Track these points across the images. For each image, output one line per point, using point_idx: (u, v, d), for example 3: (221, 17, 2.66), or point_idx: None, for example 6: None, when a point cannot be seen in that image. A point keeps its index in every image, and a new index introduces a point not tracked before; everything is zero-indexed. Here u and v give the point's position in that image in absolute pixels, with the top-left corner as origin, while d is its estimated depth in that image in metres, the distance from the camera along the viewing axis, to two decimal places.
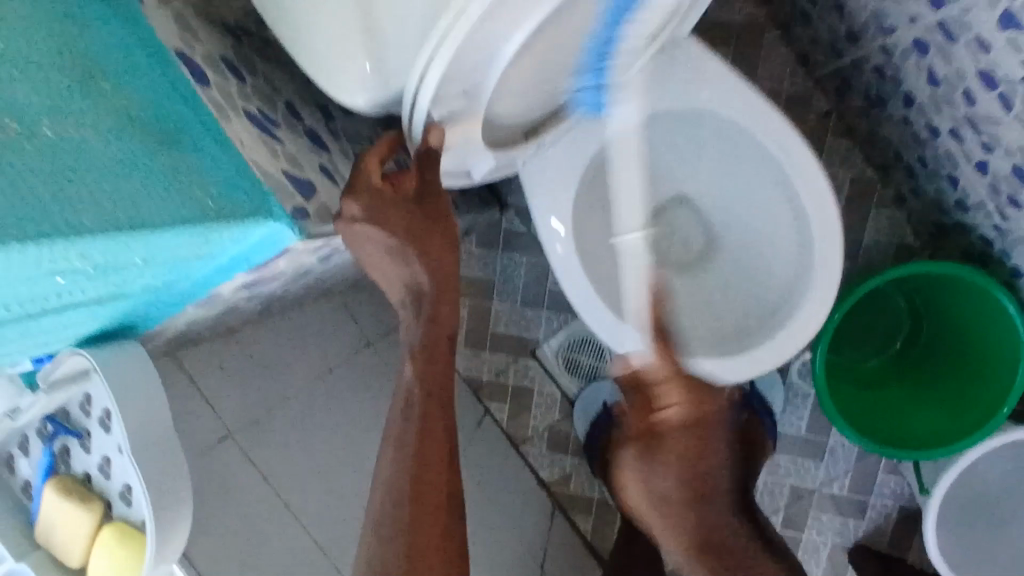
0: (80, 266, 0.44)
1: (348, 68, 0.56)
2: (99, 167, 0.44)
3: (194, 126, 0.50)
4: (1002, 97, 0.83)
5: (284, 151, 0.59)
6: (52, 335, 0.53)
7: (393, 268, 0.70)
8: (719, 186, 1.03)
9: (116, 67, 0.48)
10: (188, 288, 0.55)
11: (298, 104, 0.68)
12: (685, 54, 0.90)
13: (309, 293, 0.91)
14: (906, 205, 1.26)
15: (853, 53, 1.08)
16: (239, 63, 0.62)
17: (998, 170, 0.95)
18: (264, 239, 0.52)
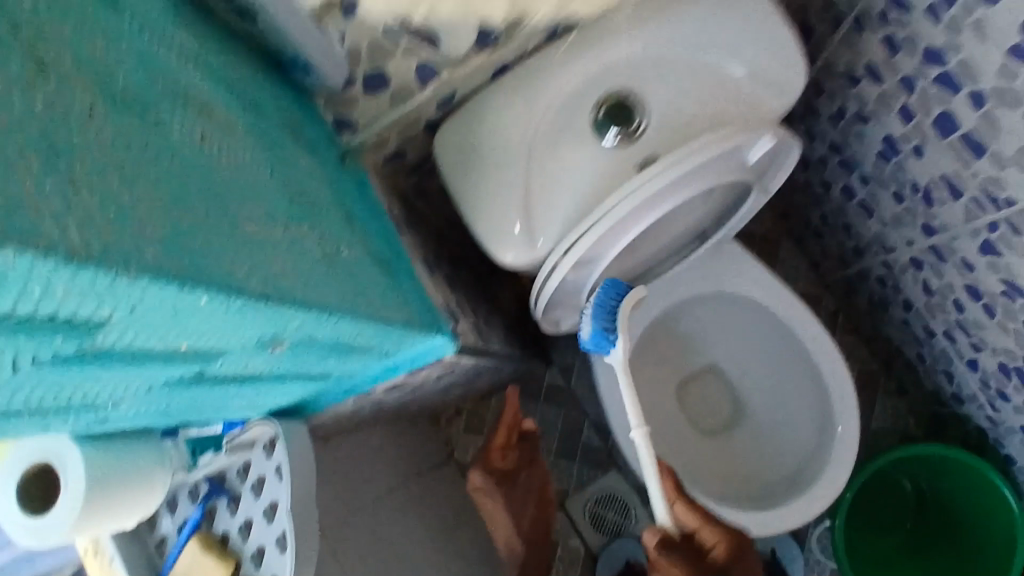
0: (349, 343, 0.54)
1: (502, 226, 0.74)
2: (366, 275, 0.58)
3: (396, 262, 0.68)
4: (986, 306, 1.03)
5: (440, 287, 0.79)
6: (255, 404, 0.61)
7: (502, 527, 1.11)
8: (745, 363, 1.22)
9: (357, 213, 0.66)
10: (357, 383, 0.70)
11: (438, 257, 0.90)
12: (727, 254, 1.11)
13: (396, 412, 1.05)
14: (907, 397, 1.42)
15: (857, 265, 1.31)
16: (409, 224, 0.84)
17: (988, 366, 1.11)
18: (430, 346, 0.68)
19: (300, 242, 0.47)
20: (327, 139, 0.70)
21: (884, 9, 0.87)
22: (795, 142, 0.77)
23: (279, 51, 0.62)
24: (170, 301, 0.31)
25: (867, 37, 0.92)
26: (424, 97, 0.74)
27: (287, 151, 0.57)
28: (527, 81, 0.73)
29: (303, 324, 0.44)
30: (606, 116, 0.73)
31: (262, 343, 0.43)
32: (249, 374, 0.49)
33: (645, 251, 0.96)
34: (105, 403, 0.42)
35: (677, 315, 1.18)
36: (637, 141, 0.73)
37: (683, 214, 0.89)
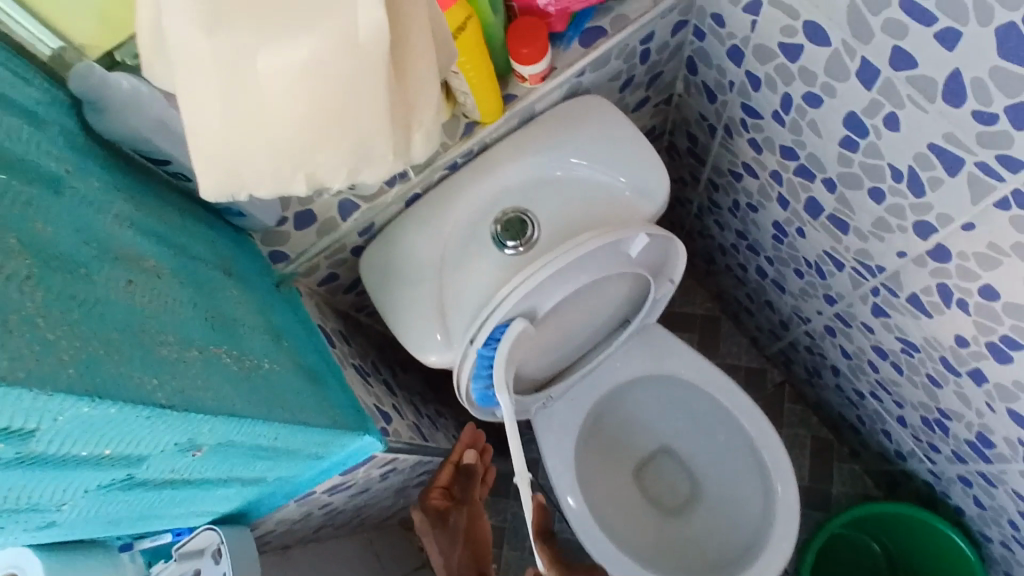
0: (270, 445, 0.62)
1: (423, 333, 0.84)
2: (288, 384, 0.67)
3: (324, 373, 0.77)
4: (894, 363, 1.08)
5: (373, 392, 0.87)
6: (197, 509, 0.68)
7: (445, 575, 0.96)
8: (692, 439, 1.28)
9: (285, 333, 0.76)
10: (295, 485, 0.77)
11: (378, 364, 0.99)
12: (651, 337, 1.19)
13: (354, 516, 1.10)
14: (861, 460, 1.46)
15: (787, 336, 1.40)
16: (346, 336, 0.93)
17: (912, 422, 1.16)
18: (359, 445, 0.76)
19: (214, 360, 0.56)
20: (262, 270, 0.81)
21: (743, 116, 0.99)
22: (671, 233, 0.88)
23: (216, 206, 0.75)
24: (87, 410, 0.40)
25: (737, 140, 1.05)
26: (346, 227, 0.85)
27: (214, 287, 0.67)
28: (433, 207, 0.86)
29: (216, 428, 0.52)
30: (505, 229, 0.84)
31: (183, 446, 0.52)
32: (179, 477, 0.57)
33: (568, 341, 1.05)
34: (49, 509, 0.49)
35: (618, 399, 1.25)
36: (533, 247, 0.84)
37: (595, 304, 0.99)
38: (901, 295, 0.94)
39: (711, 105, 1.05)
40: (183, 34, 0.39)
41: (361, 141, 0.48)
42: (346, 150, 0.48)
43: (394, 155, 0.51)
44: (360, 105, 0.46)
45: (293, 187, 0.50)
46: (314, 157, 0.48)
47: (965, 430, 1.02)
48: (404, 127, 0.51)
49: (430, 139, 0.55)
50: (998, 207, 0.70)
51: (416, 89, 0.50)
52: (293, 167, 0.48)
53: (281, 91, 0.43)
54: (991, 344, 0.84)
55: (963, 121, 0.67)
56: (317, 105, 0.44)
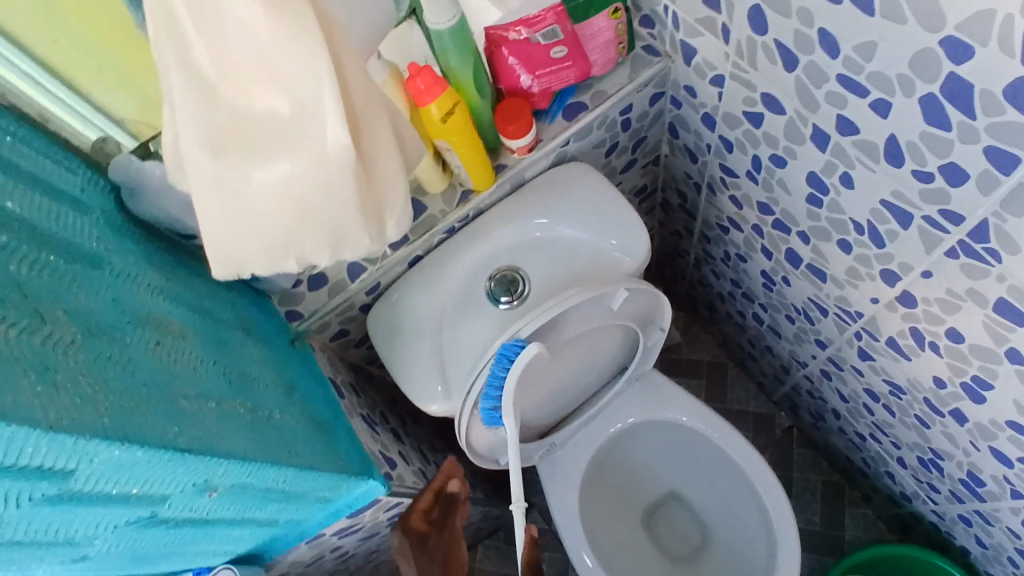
0: (278, 487, 0.69)
1: (424, 384, 0.91)
2: (297, 431, 0.74)
3: (333, 421, 0.84)
4: (886, 406, 1.12)
5: (379, 439, 0.93)
6: (215, 548, 0.75)
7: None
8: (696, 483, 1.31)
9: (299, 385, 0.84)
10: (306, 527, 0.83)
11: (387, 413, 1.05)
12: (649, 384, 1.24)
13: (367, 561, 1.15)
14: (872, 504, 1.46)
15: (789, 380, 1.43)
16: (356, 387, 1.01)
17: (912, 464, 1.18)
18: (364, 488, 0.82)
19: (229, 410, 0.64)
20: (278, 328, 0.90)
21: (722, 175, 1.07)
22: (654, 285, 0.95)
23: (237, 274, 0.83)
24: (115, 454, 0.48)
25: (720, 197, 1.13)
26: (353, 288, 0.93)
27: (234, 344, 0.76)
28: (432, 267, 0.94)
29: (229, 470, 0.60)
30: (498, 285, 0.93)
31: (199, 486, 0.59)
32: (197, 516, 0.64)
33: (566, 390, 1.10)
34: (83, 546, 0.57)
35: (621, 444, 1.30)
36: (525, 301, 0.93)
37: (589, 354, 1.05)
38: (879, 339, 0.99)
39: (694, 165, 1.14)
40: (196, 157, 0.55)
41: (337, 226, 0.61)
42: (327, 231, 0.61)
43: (371, 237, 0.64)
44: (331, 202, 0.59)
45: (286, 266, 0.63)
46: (300, 240, 0.61)
47: (958, 470, 1.05)
48: (378, 215, 0.64)
49: (405, 223, 0.67)
50: (948, 256, 0.76)
51: (386, 185, 0.64)
52: (284, 249, 0.61)
53: (267, 193, 0.58)
54: (964, 384, 0.88)
55: (906, 179, 0.75)
56: (296, 201, 0.59)
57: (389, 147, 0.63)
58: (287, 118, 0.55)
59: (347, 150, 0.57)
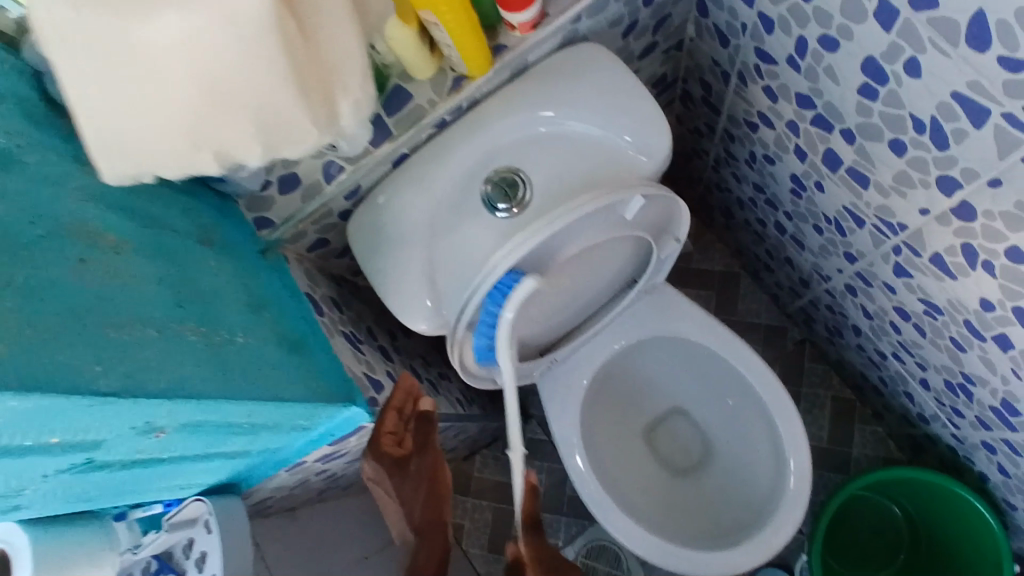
0: (241, 422, 0.61)
1: (414, 300, 0.82)
2: (264, 356, 0.65)
3: (309, 342, 0.75)
4: (917, 326, 1.03)
5: (365, 359, 0.85)
6: (183, 480, 0.69)
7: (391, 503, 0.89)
8: (704, 400, 1.25)
9: (270, 302, 0.74)
10: (285, 455, 0.77)
11: (375, 328, 0.97)
12: (658, 298, 1.15)
13: (358, 478, 1.11)
14: (883, 422, 1.42)
15: (807, 295, 1.34)
16: (340, 301, 0.92)
17: (936, 386, 1.11)
18: (346, 416, 0.75)
19: (175, 337, 0.55)
20: (248, 236, 0.79)
21: (757, 62, 0.93)
22: (673, 192, 0.83)
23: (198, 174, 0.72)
24: (10, 403, 0.42)
25: (751, 88, 0.99)
26: (331, 191, 0.82)
27: (189, 257, 0.65)
28: (421, 168, 0.82)
29: (174, 410, 0.53)
30: (496, 189, 0.80)
31: (141, 429, 0.53)
32: (148, 457, 0.58)
33: (571, 306, 1.01)
34: (12, 493, 0.52)
35: (626, 360, 1.23)
36: (527, 208, 0.80)
37: (596, 269, 0.95)
38: (922, 256, 0.89)
39: (724, 51, 0.99)
40: (59, 19, 0.43)
41: (267, 112, 0.51)
42: (254, 119, 0.51)
43: (313, 125, 0.54)
44: (257, 79, 0.48)
45: (203, 161, 0.53)
46: (217, 130, 0.51)
47: (990, 396, 0.98)
48: (323, 100, 0.54)
49: (362, 108, 0.58)
50: None
51: (331, 59, 0.53)
52: (198, 141, 0.51)
53: (165, 69, 0.46)
54: (1018, 309, 0.79)
55: (987, 67, 0.62)
56: (206, 80, 0.47)
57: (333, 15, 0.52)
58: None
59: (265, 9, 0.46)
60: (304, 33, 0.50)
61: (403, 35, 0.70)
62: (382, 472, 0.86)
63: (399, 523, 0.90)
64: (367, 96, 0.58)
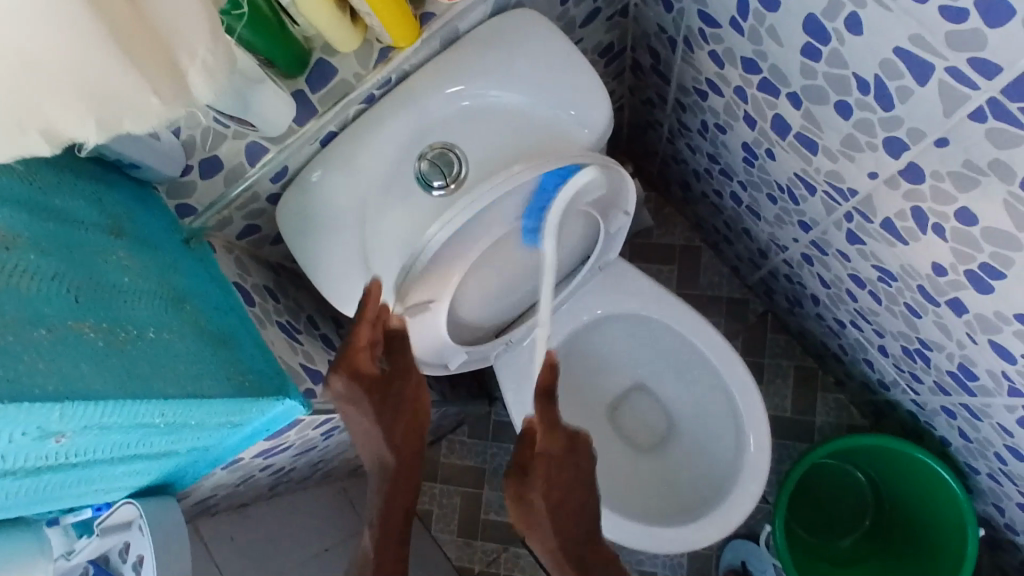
0: (157, 423, 0.57)
1: (350, 286, 0.78)
2: (180, 352, 0.61)
3: (236, 335, 0.71)
4: (872, 293, 1.02)
5: (303, 349, 0.81)
6: (103, 487, 0.64)
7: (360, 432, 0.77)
8: (665, 376, 1.24)
9: (191, 295, 0.70)
10: (218, 454, 0.73)
11: (316, 316, 0.93)
12: (613, 275, 1.13)
13: (311, 472, 1.07)
14: (845, 389, 1.42)
15: (766, 265, 1.33)
16: (276, 290, 0.88)
17: (894, 351, 1.11)
18: (281, 410, 0.71)
19: (70, 335, 0.51)
20: (168, 225, 0.75)
21: (701, 26, 0.90)
22: (617, 163, 0.80)
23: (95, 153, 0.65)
24: None
25: (698, 54, 0.96)
26: (256, 175, 0.77)
27: (93, 249, 0.61)
28: (351, 147, 0.79)
29: (69, 413, 0.48)
30: (430, 166, 0.77)
31: (37, 434, 0.48)
32: (53, 463, 0.53)
33: (522, 286, 0.98)
34: None
35: (584, 339, 1.21)
36: (463, 184, 0.77)
37: (544, 247, 0.92)
38: (874, 221, 0.87)
39: (668, 16, 0.96)
40: None
41: (91, 81, 0.41)
42: (76, 88, 0.41)
43: (152, 91, 0.45)
44: (63, 37, 0.38)
45: (23, 146, 0.42)
46: (33, 107, 0.40)
47: (947, 361, 0.97)
48: (167, 70, 0.46)
49: (215, 73, 0.50)
50: (973, 119, 0.63)
51: (164, 18, 0.45)
52: (9, 120, 0.40)
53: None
54: (969, 272, 0.78)
55: (930, 20, 0.59)
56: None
57: None
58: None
59: None
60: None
61: (321, 8, 0.65)
62: (356, 392, 0.73)
63: (374, 455, 0.77)
64: (220, 61, 0.50)
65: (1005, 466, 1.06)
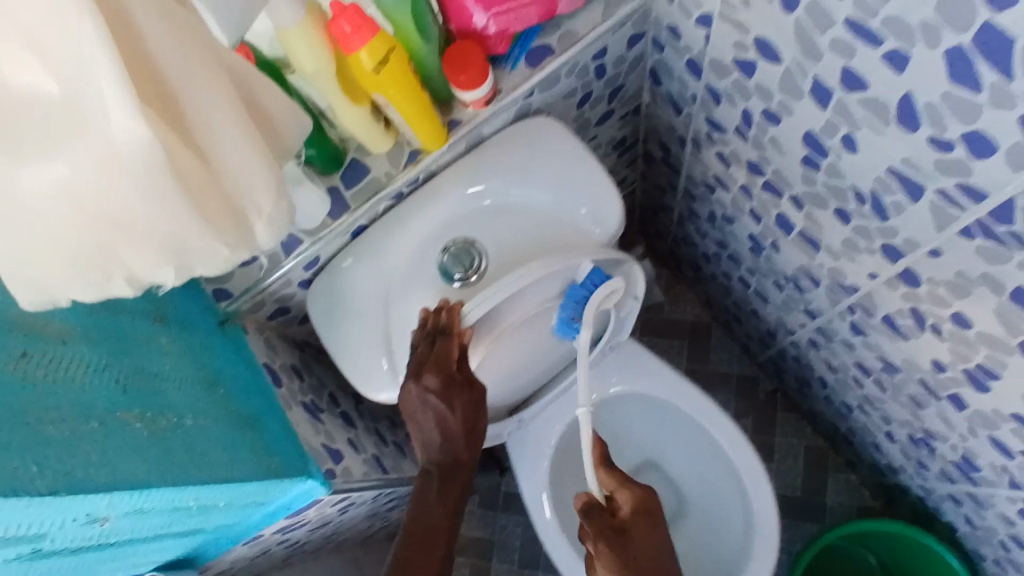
0: (190, 505, 0.61)
1: (374, 370, 0.82)
2: (212, 437, 0.65)
3: (264, 419, 0.75)
4: (877, 381, 1.05)
5: (324, 428, 0.85)
6: (134, 563, 0.67)
7: (423, 425, 0.79)
8: (674, 455, 1.25)
9: (224, 379, 0.74)
10: (241, 529, 0.76)
11: (337, 393, 0.97)
12: (624, 356, 1.16)
13: (324, 543, 1.09)
14: (856, 470, 1.42)
15: (775, 346, 1.35)
16: (301, 368, 0.92)
17: (901, 439, 1.12)
18: (302, 488, 0.74)
19: (118, 425, 0.55)
20: (205, 309, 0.80)
21: (709, 130, 0.96)
22: (628, 258, 0.85)
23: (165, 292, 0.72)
24: None
25: (706, 153, 1.02)
26: (291, 264, 0.82)
27: (142, 338, 0.66)
28: (378, 240, 0.84)
29: (115, 501, 0.52)
30: (452, 258, 0.82)
31: (84, 520, 0.52)
32: (93, 544, 0.57)
33: (537, 368, 1.02)
34: None
35: (594, 416, 1.23)
36: (484, 276, 0.82)
37: (557, 334, 0.96)
38: (876, 316, 0.91)
39: (678, 117, 1.02)
40: None
41: (171, 235, 0.51)
42: (160, 247, 0.51)
43: (221, 240, 0.55)
44: (156, 208, 0.49)
45: (112, 287, 0.52)
46: (116, 254, 0.50)
47: (952, 452, 0.99)
48: (231, 221, 0.56)
49: (276, 222, 0.61)
50: (962, 236, 0.67)
51: (229, 178, 0.55)
52: (105, 270, 0.50)
53: (49, 203, 0.45)
54: (968, 372, 0.81)
55: (918, 147, 0.64)
56: (102, 215, 0.47)
57: (227, 131, 0.53)
58: (60, 108, 0.42)
59: (151, 150, 0.46)
60: (202, 158, 0.52)
61: (357, 116, 0.73)
62: (447, 392, 0.75)
63: (430, 453, 0.80)
64: (280, 211, 0.61)
65: (1015, 559, 1.06)
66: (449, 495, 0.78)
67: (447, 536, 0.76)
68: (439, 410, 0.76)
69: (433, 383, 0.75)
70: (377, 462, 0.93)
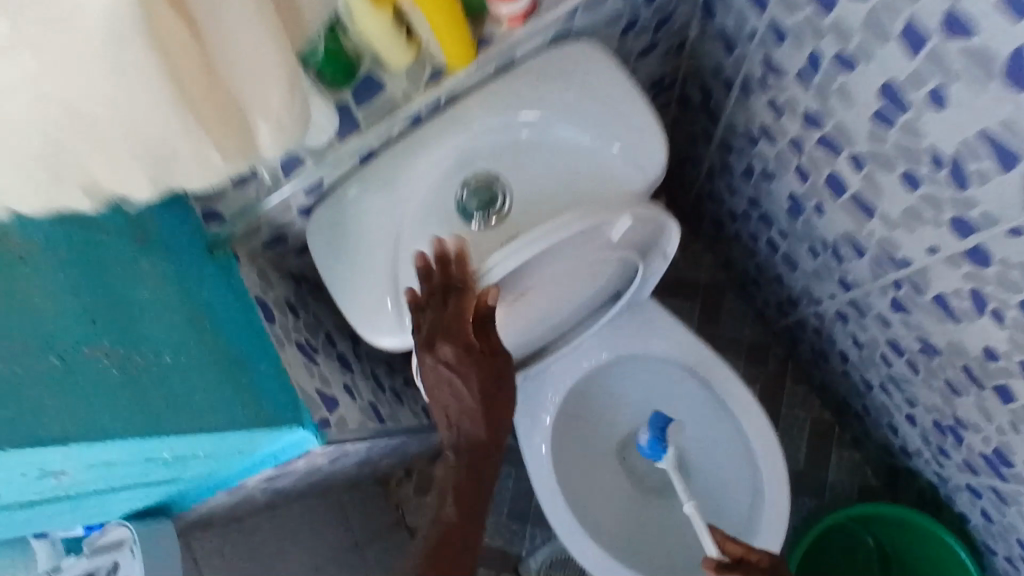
0: (162, 457, 0.55)
1: (378, 314, 0.74)
2: (193, 381, 0.57)
3: (256, 359, 0.68)
4: (909, 362, 0.98)
5: (319, 372, 0.78)
6: (103, 508, 0.62)
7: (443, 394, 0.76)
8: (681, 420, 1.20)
9: (211, 311, 0.66)
10: (224, 476, 0.70)
11: (334, 334, 0.90)
12: (641, 315, 1.09)
13: (311, 487, 1.04)
14: (862, 447, 1.38)
15: (795, 314, 1.29)
16: (296, 304, 0.84)
17: (923, 422, 1.07)
18: (292, 439, 0.67)
19: (81, 366, 0.49)
20: (195, 230, 0.71)
21: (764, 73, 0.86)
22: (666, 212, 0.76)
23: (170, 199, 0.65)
24: None
25: (755, 100, 0.92)
26: (290, 186, 0.73)
27: (118, 261, 0.57)
28: (391, 170, 0.75)
29: (68, 454, 0.47)
30: (472, 196, 0.73)
31: (35, 473, 0.48)
32: (51, 495, 0.52)
33: (551, 321, 0.94)
34: None
35: (602, 375, 1.17)
36: (505, 221, 0.73)
37: (577, 287, 0.88)
38: (925, 294, 0.83)
39: (729, 57, 0.92)
40: None
41: (144, 138, 0.43)
42: (132, 146, 0.43)
43: (212, 148, 0.46)
44: (125, 94, 0.40)
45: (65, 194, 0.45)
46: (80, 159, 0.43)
47: (981, 442, 0.94)
48: (227, 127, 0.47)
49: (284, 130, 0.50)
50: None
51: (230, 75, 0.45)
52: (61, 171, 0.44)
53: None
54: None
55: None
56: (63, 105, 0.39)
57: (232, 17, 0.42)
58: None
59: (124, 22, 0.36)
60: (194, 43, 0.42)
61: (377, 22, 0.63)
62: (465, 364, 0.72)
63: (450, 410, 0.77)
64: (292, 116, 0.50)
65: None
66: (474, 463, 0.79)
67: (478, 499, 0.78)
68: (459, 378, 0.73)
69: (449, 356, 0.71)
70: (375, 410, 0.87)
